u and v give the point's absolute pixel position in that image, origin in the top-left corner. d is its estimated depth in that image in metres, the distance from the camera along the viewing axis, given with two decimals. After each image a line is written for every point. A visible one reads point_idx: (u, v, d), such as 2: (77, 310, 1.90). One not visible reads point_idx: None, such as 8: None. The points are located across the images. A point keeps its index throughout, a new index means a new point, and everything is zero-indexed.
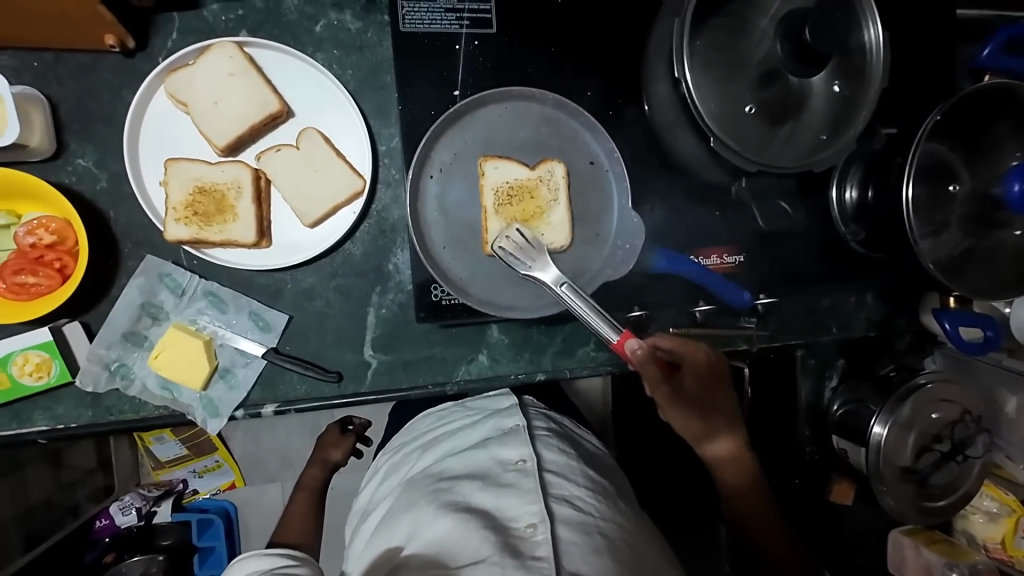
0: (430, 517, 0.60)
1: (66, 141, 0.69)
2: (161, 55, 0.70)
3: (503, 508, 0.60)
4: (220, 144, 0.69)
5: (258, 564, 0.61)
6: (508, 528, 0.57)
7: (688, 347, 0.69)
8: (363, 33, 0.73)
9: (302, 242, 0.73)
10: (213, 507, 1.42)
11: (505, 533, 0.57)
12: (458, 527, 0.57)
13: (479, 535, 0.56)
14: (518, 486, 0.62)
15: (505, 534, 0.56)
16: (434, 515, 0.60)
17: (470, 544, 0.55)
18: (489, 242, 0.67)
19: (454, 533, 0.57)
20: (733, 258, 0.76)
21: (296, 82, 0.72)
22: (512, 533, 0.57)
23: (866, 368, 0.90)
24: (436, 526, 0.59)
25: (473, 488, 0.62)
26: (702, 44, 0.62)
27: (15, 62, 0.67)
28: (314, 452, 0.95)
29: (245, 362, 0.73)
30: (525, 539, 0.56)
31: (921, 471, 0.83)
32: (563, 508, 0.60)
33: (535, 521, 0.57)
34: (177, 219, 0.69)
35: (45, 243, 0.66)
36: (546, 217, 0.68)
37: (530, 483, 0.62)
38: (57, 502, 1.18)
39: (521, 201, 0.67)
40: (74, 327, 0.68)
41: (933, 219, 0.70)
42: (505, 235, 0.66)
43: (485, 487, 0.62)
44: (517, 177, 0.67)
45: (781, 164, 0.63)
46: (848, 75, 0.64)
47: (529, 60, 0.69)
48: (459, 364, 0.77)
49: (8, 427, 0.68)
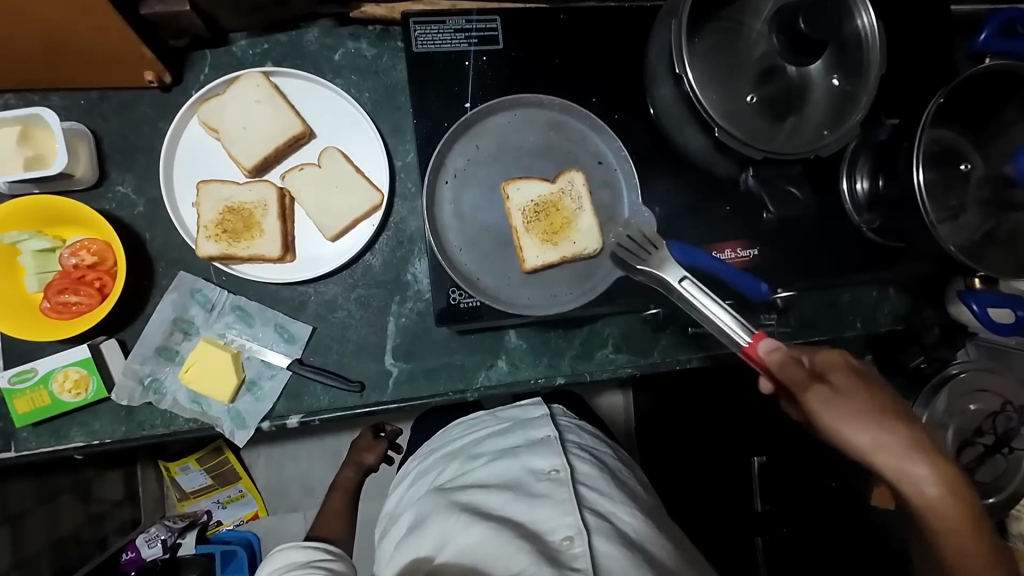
0: (462, 526, 0.60)
1: (108, 170, 0.74)
2: (194, 88, 0.76)
3: (538, 519, 0.59)
4: (247, 165, 0.74)
5: (295, 555, 0.67)
6: (544, 539, 0.56)
7: (824, 351, 0.63)
8: (378, 58, 0.79)
9: (324, 256, 0.76)
10: (236, 537, 1.39)
11: (540, 544, 0.56)
12: (490, 536, 0.57)
13: (513, 544, 0.55)
14: (553, 497, 0.60)
15: (541, 545, 0.55)
16: (467, 523, 0.59)
17: (504, 554, 0.54)
18: (525, 259, 0.69)
19: (488, 544, 0.56)
20: (748, 251, 0.76)
21: (317, 105, 0.76)
22: (549, 545, 0.56)
23: (895, 362, 0.85)
24: (468, 533, 0.58)
25: (506, 500, 0.62)
26: (701, 44, 0.65)
27: (66, 102, 0.73)
28: (348, 455, 0.99)
29: (271, 374, 0.74)
30: (563, 552, 0.55)
31: (964, 466, 0.80)
32: (599, 519, 0.59)
33: (572, 533, 0.56)
34: (208, 237, 0.72)
35: (88, 263, 0.70)
36: (574, 225, 0.71)
37: (563, 493, 0.61)
38: (86, 536, 1.18)
39: (548, 215, 0.70)
40: (111, 345, 0.71)
41: (949, 202, 0.69)
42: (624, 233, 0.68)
43: (518, 499, 0.61)
44: (540, 194, 0.70)
45: (786, 152, 0.64)
46: (847, 69, 0.66)
47: (536, 74, 0.73)
48: (479, 370, 0.78)
49: (48, 443, 0.71)
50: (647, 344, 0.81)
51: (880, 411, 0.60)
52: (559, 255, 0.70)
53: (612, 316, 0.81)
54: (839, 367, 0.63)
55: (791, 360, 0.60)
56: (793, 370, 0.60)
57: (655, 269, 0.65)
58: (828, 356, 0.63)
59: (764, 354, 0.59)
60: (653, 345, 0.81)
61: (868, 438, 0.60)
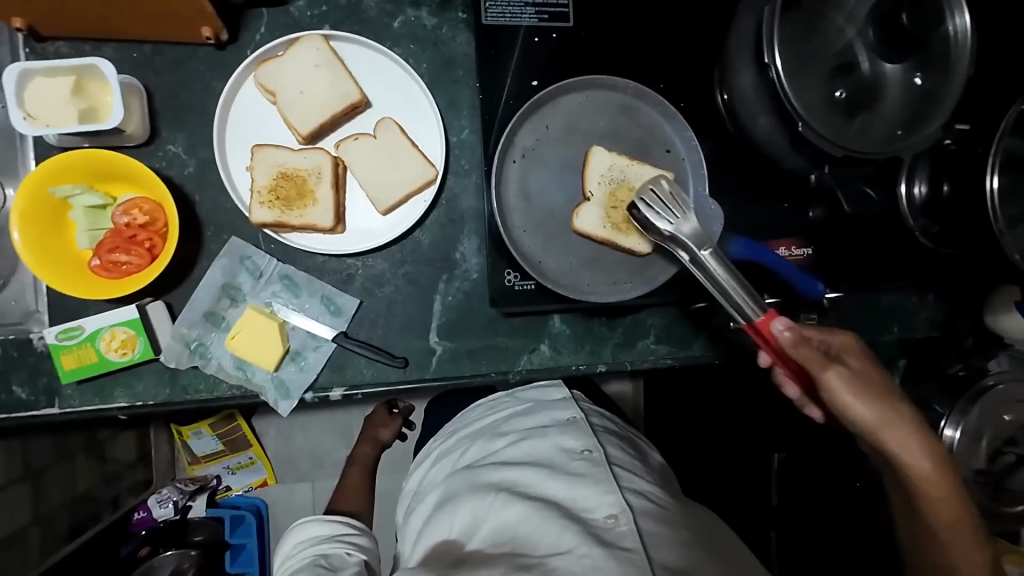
0: (499, 505, 0.59)
1: (158, 128, 0.72)
2: (250, 48, 0.73)
3: (578, 498, 0.58)
4: (303, 132, 0.72)
5: (319, 529, 0.67)
6: (587, 519, 0.56)
7: (836, 334, 0.60)
8: (438, 29, 0.76)
9: (375, 230, 0.75)
10: (245, 503, 1.40)
11: (585, 523, 0.55)
12: (533, 514, 0.56)
13: (558, 524, 0.54)
14: (591, 476, 0.60)
15: (586, 524, 0.55)
16: (504, 502, 0.59)
17: (550, 533, 0.54)
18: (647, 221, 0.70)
19: (531, 521, 0.55)
20: (803, 250, 0.76)
21: (376, 74, 0.74)
22: (593, 524, 0.55)
23: (933, 368, 0.85)
24: (506, 514, 0.58)
25: (542, 476, 0.61)
26: (786, 33, 0.62)
27: (117, 54, 0.71)
28: (365, 431, 0.99)
29: (316, 346, 0.74)
30: (608, 529, 0.54)
31: (995, 474, 0.80)
32: (639, 500, 0.58)
33: (616, 512, 0.55)
34: (261, 203, 0.71)
35: (139, 223, 0.69)
36: None
37: (601, 472, 0.60)
38: (99, 494, 1.19)
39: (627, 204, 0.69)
40: (158, 306, 0.70)
41: (1008, 212, 0.66)
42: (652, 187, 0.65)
43: (555, 476, 0.60)
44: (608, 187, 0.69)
45: (862, 151, 0.63)
46: (929, 67, 0.64)
47: (605, 55, 0.71)
48: (522, 353, 0.77)
49: (91, 402, 0.70)
50: (688, 336, 0.81)
51: (893, 397, 0.56)
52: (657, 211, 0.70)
53: (656, 307, 0.81)
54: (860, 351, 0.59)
55: (800, 340, 0.56)
56: (806, 353, 0.56)
57: (682, 227, 0.62)
58: (835, 336, 0.60)
59: (776, 335, 0.56)
60: (696, 337, 0.80)
61: (874, 417, 0.56)
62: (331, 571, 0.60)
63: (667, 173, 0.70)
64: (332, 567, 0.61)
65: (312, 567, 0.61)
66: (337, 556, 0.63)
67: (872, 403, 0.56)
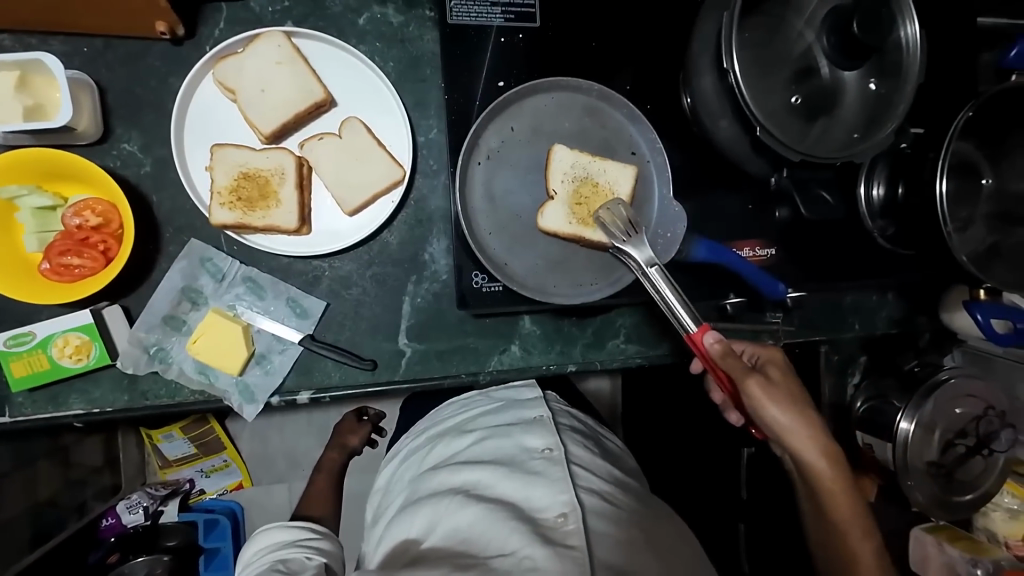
0: (455, 506, 0.59)
1: (112, 125, 0.69)
2: (208, 43, 0.71)
3: (532, 498, 0.58)
4: (265, 131, 0.70)
5: (281, 535, 0.65)
6: (538, 518, 0.56)
7: (764, 347, 0.70)
8: (405, 26, 0.75)
9: (343, 231, 0.74)
10: (220, 507, 1.38)
11: (534, 523, 0.55)
12: (487, 515, 0.56)
13: (508, 525, 0.54)
14: (547, 475, 0.60)
15: (534, 523, 0.55)
16: (459, 504, 0.59)
17: (499, 534, 0.53)
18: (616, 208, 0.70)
19: (482, 522, 0.55)
20: (766, 251, 0.77)
21: (340, 72, 0.73)
22: (542, 524, 0.55)
23: (889, 364, 0.90)
24: (461, 514, 0.57)
25: (498, 477, 0.61)
26: (745, 37, 0.63)
27: (67, 48, 0.68)
28: (332, 438, 0.97)
29: (282, 349, 0.73)
30: (556, 529, 0.54)
31: (947, 465, 0.83)
32: (590, 498, 0.59)
33: (566, 510, 0.56)
34: (221, 204, 0.69)
35: (91, 225, 0.66)
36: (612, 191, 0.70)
37: (557, 471, 0.61)
38: (64, 501, 1.15)
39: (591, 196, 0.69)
40: (114, 311, 0.68)
41: (959, 214, 0.70)
42: (607, 208, 0.68)
43: (513, 475, 0.60)
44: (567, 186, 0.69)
45: (819, 155, 0.65)
46: (883, 73, 0.66)
47: (571, 57, 0.72)
48: (492, 354, 0.78)
49: (44, 410, 0.68)
50: (657, 335, 0.81)
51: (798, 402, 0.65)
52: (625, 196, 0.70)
53: (627, 307, 0.81)
54: (777, 368, 0.68)
55: (726, 351, 0.61)
56: (731, 363, 0.62)
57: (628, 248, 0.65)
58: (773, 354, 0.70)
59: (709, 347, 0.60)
60: (665, 336, 0.81)
61: (786, 421, 0.63)
62: None
63: (630, 168, 0.70)
64: (290, 572, 0.59)
65: (269, 574, 0.59)
66: (296, 561, 0.61)
67: (786, 408, 0.63)
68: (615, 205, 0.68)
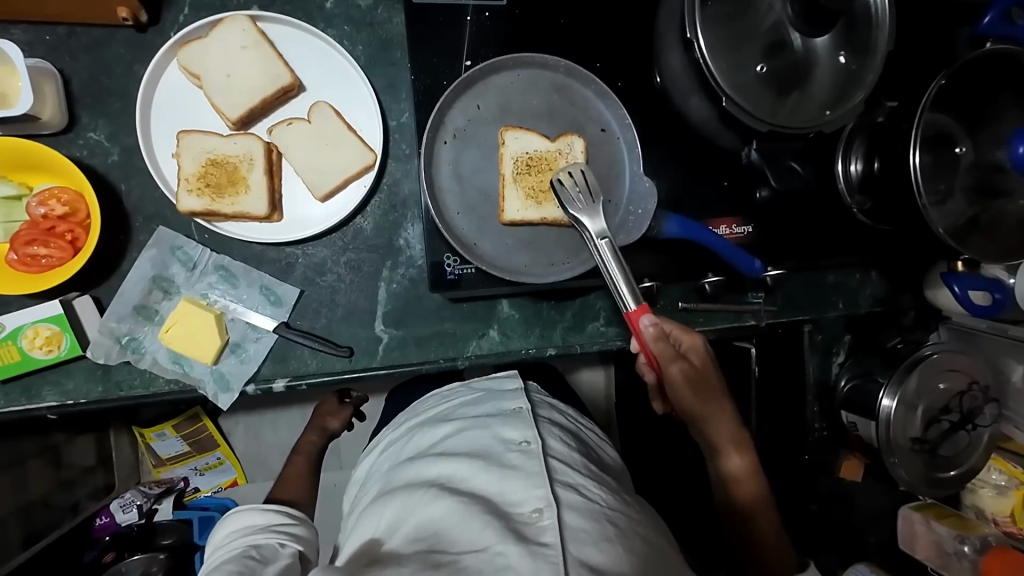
0: (427, 499, 0.57)
1: (78, 115, 0.69)
2: (173, 29, 0.71)
3: (507, 492, 0.57)
4: (231, 116, 0.70)
5: (255, 519, 0.65)
6: (512, 513, 0.55)
7: (688, 334, 0.70)
8: (374, 9, 0.75)
9: (313, 217, 0.73)
10: (215, 505, 1.34)
11: (508, 519, 0.54)
12: (459, 509, 0.55)
13: (481, 520, 0.53)
14: (523, 469, 0.59)
15: (510, 521, 0.54)
16: (431, 497, 0.57)
17: (471, 529, 0.52)
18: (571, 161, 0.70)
19: (454, 517, 0.54)
20: (742, 228, 0.77)
21: (307, 56, 0.72)
22: (517, 519, 0.54)
23: (872, 342, 0.89)
24: (434, 507, 0.56)
25: (475, 470, 0.60)
26: (713, 11, 0.63)
27: (29, 36, 0.67)
28: (311, 420, 0.94)
29: (256, 337, 0.72)
30: (531, 525, 0.53)
31: (931, 442, 0.81)
32: (568, 493, 0.57)
33: (542, 506, 0.55)
34: (189, 191, 0.69)
35: (58, 214, 0.66)
36: (552, 159, 0.70)
37: (534, 466, 0.59)
38: (56, 501, 1.14)
39: (542, 172, 0.69)
40: (85, 302, 0.67)
41: (938, 186, 0.69)
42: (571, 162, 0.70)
43: (487, 469, 0.59)
44: (538, 148, 0.69)
45: (789, 128, 0.64)
46: (853, 46, 0.65)
47: (541, 38, 0.72)
48: (470, 339, 0.77)
49: (18, 402, 0.68)
50: None
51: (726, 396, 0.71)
52: (553, 148, 0.70)
53: (606, 289, 0.80)
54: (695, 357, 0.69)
55: (661, 336, 0.65)
56: (662, 349, 0.65)
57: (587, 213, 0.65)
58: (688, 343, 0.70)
59: (643, 330, 0.64)
60: None
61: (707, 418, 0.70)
62: (262, 563, 0.58)
63: (504, 130, 0.69)
64: (263, 558, 0.59)
65: (242, 557, 0.58)
66: (269, 547, 0.61)
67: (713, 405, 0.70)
68: (571, 157, 0.70)
